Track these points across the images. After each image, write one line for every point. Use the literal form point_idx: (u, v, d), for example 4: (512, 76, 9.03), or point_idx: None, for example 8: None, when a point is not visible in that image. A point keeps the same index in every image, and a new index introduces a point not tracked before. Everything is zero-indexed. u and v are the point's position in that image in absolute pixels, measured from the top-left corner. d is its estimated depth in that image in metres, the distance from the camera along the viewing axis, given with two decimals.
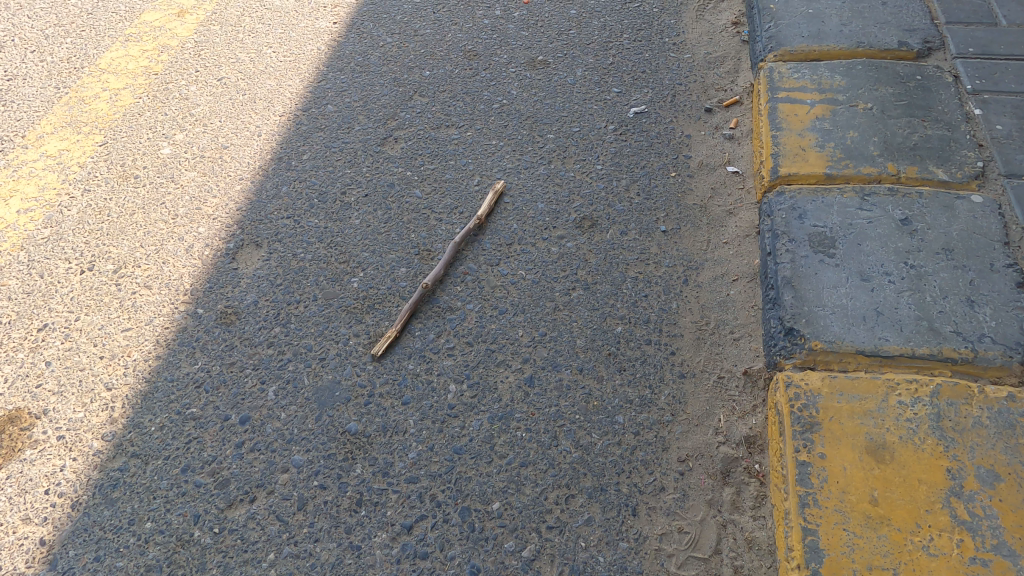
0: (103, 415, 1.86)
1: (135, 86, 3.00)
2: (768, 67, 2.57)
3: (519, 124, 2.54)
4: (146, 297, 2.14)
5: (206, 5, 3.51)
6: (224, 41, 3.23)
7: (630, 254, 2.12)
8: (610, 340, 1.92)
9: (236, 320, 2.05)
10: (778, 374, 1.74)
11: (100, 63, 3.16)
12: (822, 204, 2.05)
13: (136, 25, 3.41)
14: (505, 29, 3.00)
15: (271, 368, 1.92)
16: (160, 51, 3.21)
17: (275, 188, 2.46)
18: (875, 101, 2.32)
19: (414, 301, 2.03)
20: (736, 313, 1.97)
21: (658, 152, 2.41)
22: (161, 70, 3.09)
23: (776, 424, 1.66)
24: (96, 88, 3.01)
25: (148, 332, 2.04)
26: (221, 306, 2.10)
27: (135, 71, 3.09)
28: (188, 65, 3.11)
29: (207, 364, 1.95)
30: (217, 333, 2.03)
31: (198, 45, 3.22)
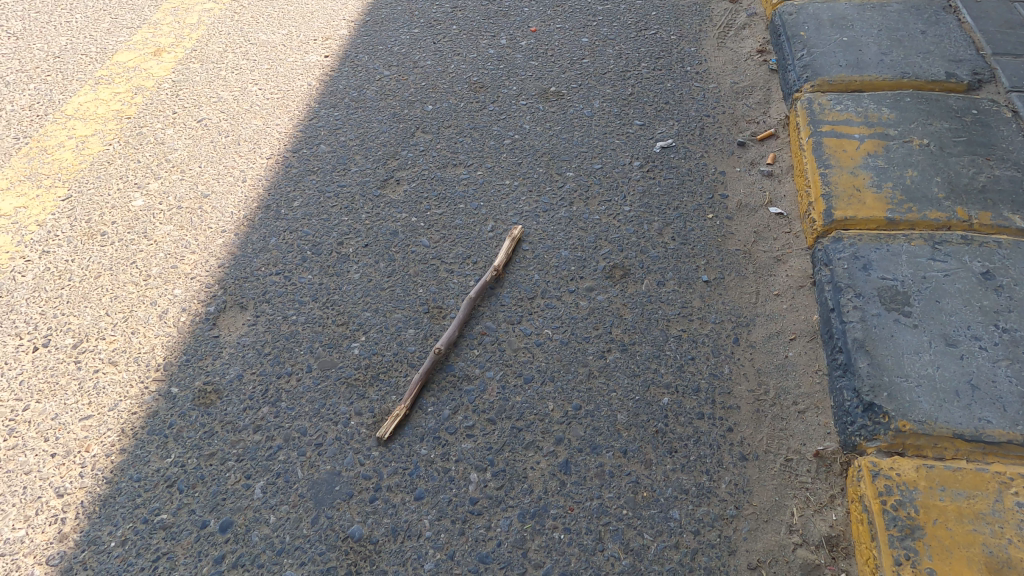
0: (50, 531, 1.57)
1: (104, 132, 2.79)
2: (805, 97, 2.35)
3: (535, 161, 2.30)
4: (111, 375, 1.89)
5: (185, 43, 3.30)
6: (205, 79, 3.01)
7: (671, 308, 1.86)
8: (657, 415, 1.64)
9: (216, 400, 1.81)
10: (862, 460, 1.49)
11: (66, 109, 2.97)
12: (888, 254, 1.82)
13: (108, 67, 3.21)
14: (513, 59, 2.77)
15: (259, 459, 1.66)
16: (134, 92, 3.00)
17: (263, 240, 2.23)
18: (931, 136, 2.12)
19: (425, 369, 1.76)
20: (798, 380, 1.71)
21: (690, 191, 2.17)
22: (134, 113, 2.88)
23: (865, 525, 1.40)
24: (61, 136, 2.81)
25: (110, 420, 1.78)
26: (200, 381, 1.86)
27: (105, 116, 2.89)
28: (165, 107, 2.89)
29: (183, 454, 1.70)
30: (194, 417, 1.78)
31: (177, 84, 3.01)
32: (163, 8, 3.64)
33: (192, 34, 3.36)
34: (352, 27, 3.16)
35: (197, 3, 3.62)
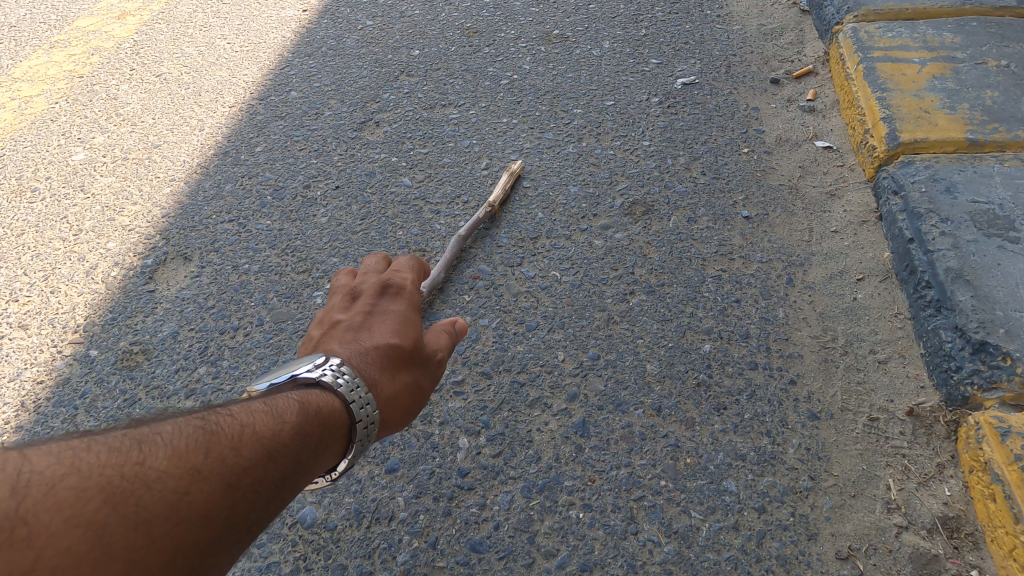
0: None
1: (52, 92, 2.47)
2: (849, 28, 2.05)
3: (537, 98, 1.98)
4: (20, 340, 1.52)
5: (152, 7, 3.00)
6: (169, 38, 2.71)
7: (706, 246, 1.51)
8: (698, 365, 1.28)
9: (143, 362, 1.45)
10: (981, 417, 1.14)
11: (14, 73, 2.65)
12: (975, 177, 1.49)
13: (66, 33, 2.90)
14: (511, 6, 2.48)
15: None
16: (91, 53, 2.69)
17: (217, 188, 1.89)
18: (1008, 58, 1.81)
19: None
20: (874, 324, 1.36)
21: (719, 125, 1.85)
22: (87, 72, 2.56)
23: (999, 502, 1.04)
24: (3, 99, 2.49)
25: (10, 393, 1.42)
26: (127, 341, 1.50)
27: (54, 77, 2.57)
28: (121, 65, 2.57)
29: (94, 428, 1.33)
30: (114, 382, 1.42)
31: (137, 44, 2.70)
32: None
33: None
34: None
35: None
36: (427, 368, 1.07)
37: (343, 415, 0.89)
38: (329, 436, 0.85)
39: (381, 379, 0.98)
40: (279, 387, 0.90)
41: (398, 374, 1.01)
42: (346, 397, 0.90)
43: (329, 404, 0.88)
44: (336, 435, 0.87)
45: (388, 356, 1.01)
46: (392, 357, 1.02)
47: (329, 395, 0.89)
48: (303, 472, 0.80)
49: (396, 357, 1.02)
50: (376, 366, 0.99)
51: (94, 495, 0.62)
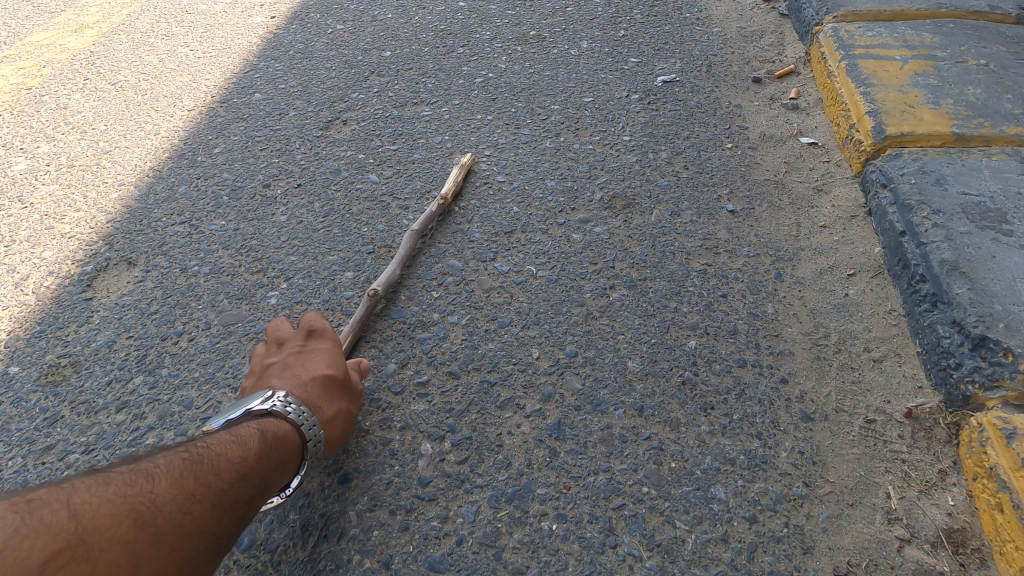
0: None
1: None
2: (829, 28, 2.01)
3: (512, 96, 1.90)
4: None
5: (113, 18, 2.91)
6: (128, 47, 2.62)
7: (690, 241, 1.42)
8: (682, 363, 1.18)
9: (69, 376, 1.32)
10: (984, 417, 1.05)
11: None
12: (966, 169, 1.43)
13: (20, 45, 2.80)
14: (486, 9, 2.42)
15: (116, 446, 1.19)
16: (45, 65, 2.59)
17: (169, 190, 1.78)
18: (989, 58, 1.77)
19: (361, 315, 1.26)
20: (867, 321, 1.27)
21: (702, 122, 1.78)
22: (38, 83, 2.45)
23: (1010, 511, 0.95)
24: None
25: None
26: (54, 355, 1.37)
27: (3, 88, 2.46)
28: (75, 75, 2.47)
29: (3, 454, 1.20)
30: (34, 401, 1.29)
31: (94, 54, 2.60)
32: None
33: (122, 11, 2.97)
34: None
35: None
36: (353, 395, 1.09)
37: (294, 443, 0.94)
38: (285, 458, 0.91)
39: (320, 408, 1.01)
40: (233, 421, 0.94)
41: (333, 401, 1.04)
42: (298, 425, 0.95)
43: (281, 431, 0.93)
44: (289, 460, 0.92)
45: (323, 387, 1.04)
46: (326, 387, 1.05)
47: (280, 424, 0.94)
48: (270, 489, 0.87)
49: (331, 386, 1.05)
50: (313, 397, 1.02)
51: (118, 524, 0.70)
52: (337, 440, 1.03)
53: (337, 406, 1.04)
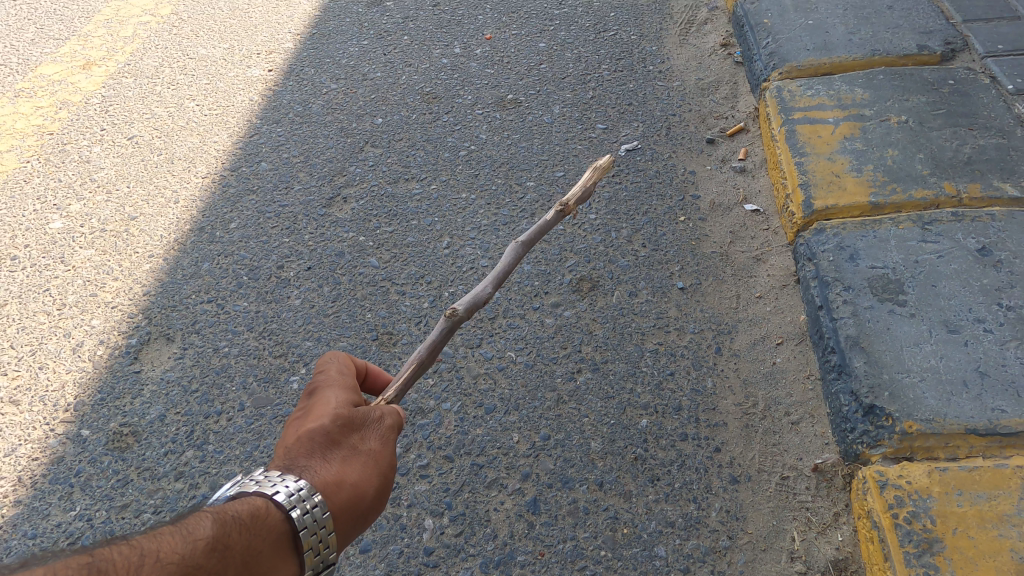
0: None
1: (23, 148, 2.24)
2: (774, 86, 2.22)
3: (493, 172, 2.14)
4: (10, 417, 1.54)
5: (118, 56, 2.64)
6: (138, 94, 2.45)
7: (645, 321, 1.70)
8: (635, 439, 1.46)
9: (134, 444, 1.50)
10: (866, 470, 1.30)
11: None
12: (876, 241, 1.65)
13: (30, 79, 2.54)
14: (468, 68, 2.58)
15: (179, 511, 1.39)
16: (60, 107, 2.40)
17: (195, 265, 1.86)
18: (908, 113, 1.96)
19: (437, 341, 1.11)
20: (789, 388, 1.54)
21: (659, 194, 2.04)
22: (59, 128, 2.31)
23: (875, 544, 1.22)
24: None
25: (8, 468, 1.46)
26: (116, 423, 1.54)
27: (24, 130, 2.31)
28: (92, 123, 2.33)
29: (89, 506, 1.41)
30: (106, 462, 1.47)
31: (107, 99, 2.43)
32: (94, 17, 2.86)
33: (128, 47, 2.69)
34: (298, 39, 2.73)
35: (134, 13, 2.88)
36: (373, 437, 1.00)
37: (276, 521, 0.87)
38: (263, 546, 0.86)
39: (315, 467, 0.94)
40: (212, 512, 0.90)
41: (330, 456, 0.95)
42: (282, 503, 0.88)
43: (256, 509, 0.87)
44: (259, 543, 0.86)
45: (312, 441, 0.96)
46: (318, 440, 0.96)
47: (249, 504, 0.88)
48: (247, 568, 0.84)
49: (328, 440, 0.96)
50: (306, 456, 0.94)
51: None
52: (359, 496, 0.95)
53: (342, 458, 0.96)
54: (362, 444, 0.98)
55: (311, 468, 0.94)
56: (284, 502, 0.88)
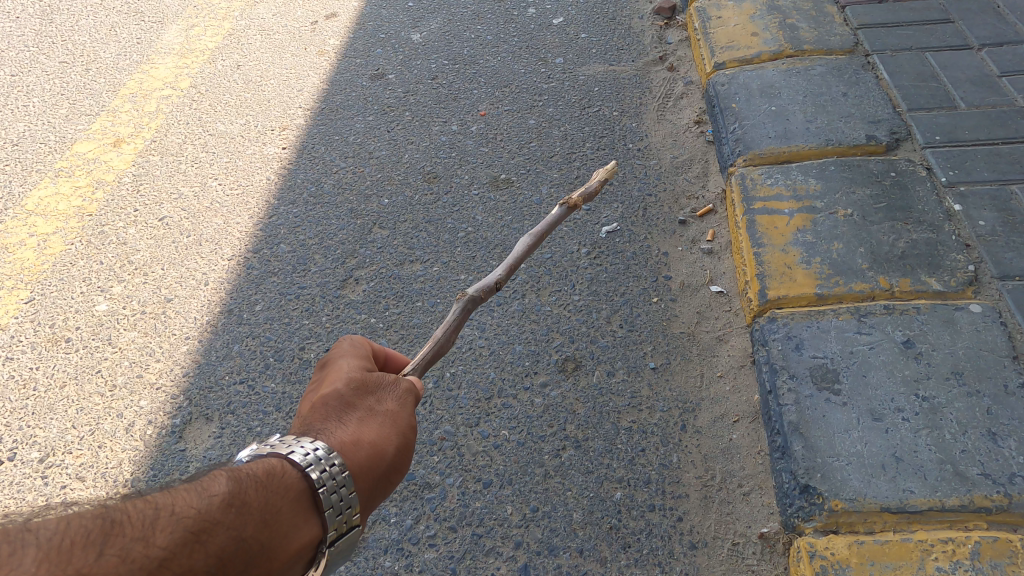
0: None
1: (66, 228, 2.49)
2: (739, 172, 2.49)
3: (488, 253, 2.40)
4: (77, 492, 1.78)
5: (145, 133, 2.88)
6: (166, 173, 2.69)
7: (621, 399, 1.97)
8: (610, 510, 1.73)
9: None
10: (799, 541, 1.57)
11: (27, 203, 2.60)
12: (818, 331, 1.93)
13: (67, 157, 2.78)
14: (464, 146, 2.84)
15: None
16: (96, 186, 2.65)
17: (226, 347, 2.11)
18: (854, 206, 2.24)
19: (453, 318, 1.46)
20: (742, 462, 1.81)
21: (635, 275, 2.31)
22: (96, 209, 2.56)
23: None
24: (21, 233, 2.49)
25: None
26: None
27: (66, 211, 2.55)
28: (126, 203, 2.58)
29: None
30: None
31: (138, 178, 2.67)
32: (120, 90, 3.10)
33: (153, 122, 2.93)
34: (309, 116, 2.96)
35: (156, 87, 3.11)
36: (384, 402, 1.21)
37: (294, 478, 1.03)
38: (279, 504, 0.99)
39: (334, 429, 1.14)
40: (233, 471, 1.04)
41: (347, 419, 1.16)
42: (299, 463, 1.04)
43: (273, 470, 1.02)
44: (279, 504, 1.00)
45: (332, 407, 1.17)
46: (337, 406, 1.18)
47: (270, 463, 1.03)
48: (266, 524, 0.97)
49: (345, 404, 1.18)
50: (327, 418, 1.16)
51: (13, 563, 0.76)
52: (374, 452, 1.14)
53: (358, 421, 1.17)
54: (378, 405, 1.19)
55: (330, 429, 1.14)
56: (301, 461, 1.04)
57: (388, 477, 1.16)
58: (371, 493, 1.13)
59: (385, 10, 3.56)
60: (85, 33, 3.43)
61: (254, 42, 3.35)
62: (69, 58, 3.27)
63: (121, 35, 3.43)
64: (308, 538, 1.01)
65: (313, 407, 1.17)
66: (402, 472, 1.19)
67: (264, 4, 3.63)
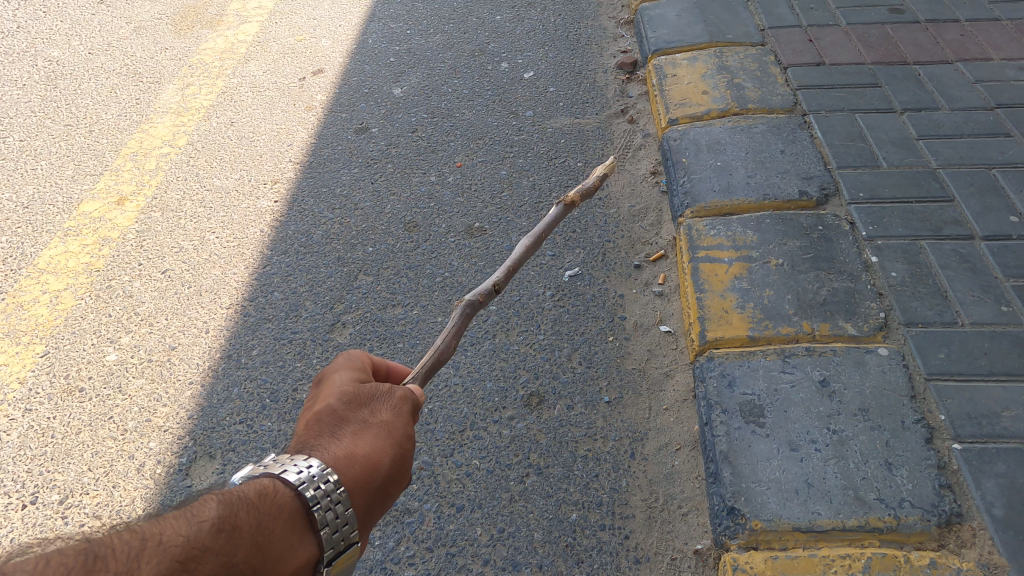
0: None
1: (76, 284, 2.72)
2: (687, 223, 2.79)
3: (463, 296, 2.67)
4: (95, 529, 1.98)
5: (147, 190, 3.13)
6: (167, 228, 2.94)
7: (578, 430, 2.23)
8: (567, 530, 1.98)
9: None
10: (725, 556, 1.84)
11: (39, 262, 2.82)
12: (749, 370, 2.21)
13: (75, 217, 3.01)
14: (442, 196, 3.12)
15: None
16: (102, 243, 2.89)
17: (226, 390, 2.35)
18: (784, 256, 2.54)
19: (454, 322, 1.65)
20: (682, 486, 2.07)
21: (594, 316, 2.59)
22: (104, 265, 2.79)
23: None
24: (35, 290, 2.71)
25: None
26: None
27: (76, 268, 2.79)
28: (132, 258, 2.82)
29: None
30: None
31: (142, 234, 2.92)
32: (123, 150, 3.35)
33: (154, 179, 3.18)
34: (299, 169, 3.22)
35: (156, 145, 3.36)
36: (378, 415, 1.35)
37: (288, 499, 1.15)
38: (271, 526, 1.11)
39: (330, 443, 1.29)
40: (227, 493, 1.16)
41: (343, 433, 1.31)
42: (294, 484, 1.16)
43: (267, 493, 1.14)
44: (273, 526, 1.12)
45: (328, 422, 1.32)
46: (332, 421, 1.33)
47: (264, 486, 1.15)
48: (257, 548, 1.08)
49: (342, 420, 1.33)
50: (326, 433, 1.30)
51: None
52: (368, 464, 1.28)
53: (352, 435, 1.31)
54: (371, 420, 1.34)
55: (326, 445, 1.28)
56: (298, 483, 1.17)
57: (383, 485, 1.29)
58: (368, 502, 1.26)
59: (368, 66, 3.87)
60: (87, 95, 3.68)
61: (247, 99, 3.63)
62: (73, 120, 3.52)
63: (121, 96, 3.69)
64: (303, 552, 1.14)
65: (312, 424, 1.32)
66: (397, 479, 1.32)
67: (255, 62, 3.91)
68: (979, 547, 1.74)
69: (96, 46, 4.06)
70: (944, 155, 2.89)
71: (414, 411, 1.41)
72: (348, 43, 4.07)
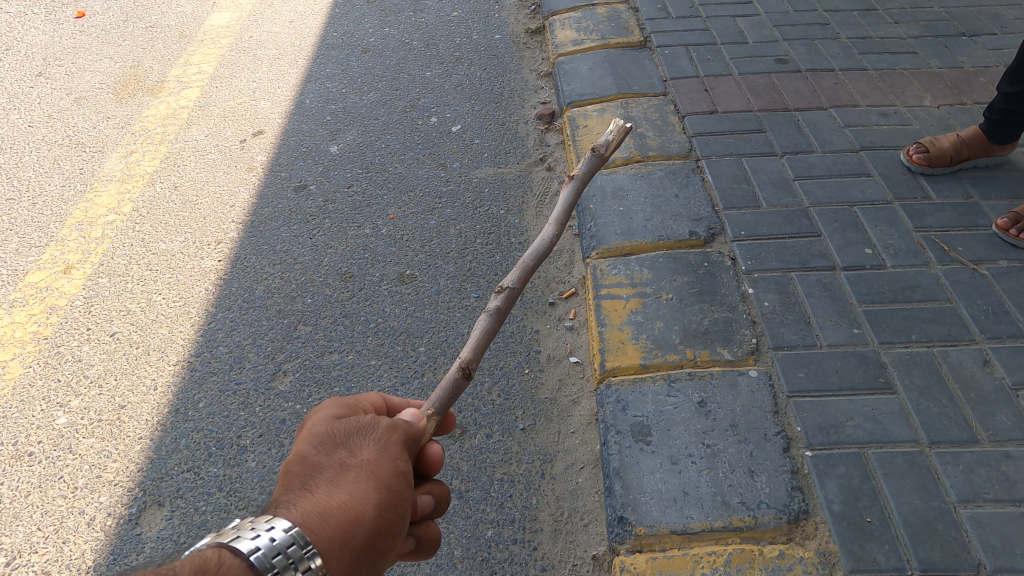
0: None
1: (23, 354, 2.92)
2: (593, 263, 3.14)
3: (394, 339, 2.95)
4: None
5: (92, 257, 3.35)
6: (114, 293, 3.17)
7: (495, 456, 2.53)
8: (483, 546, 2.27)
9: None
10: (616, 560, 2.14)
11: None
12: (640, 395, 2.55)
13: (20, 288, 3.22)
14: (375, 247, 3.41)
15: None
16: (49, 312, 3.10)
17: (173, 442, 2.58)
18: (674, 291, 2.90)
19: (481, 330, 1.55)
20: (584, 500, 2.38)
21: (513, 351, 2.90)
22: (51, 332, 3.00)
23: None
24: None
25: None
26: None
27: (23, 338, 2.99)
28: (79, 324, 3.04)
29: None
30: None
31: (89, 301, 3.14)
32: (67, 221, 3.56)
33: (100, 247, 3.40)
34: (240, 229, 3.49)
35: (101, 214, 3.59)
36: (357, 459, 1.40)
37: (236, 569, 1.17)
38: None
39: (308, 495, 1.36)
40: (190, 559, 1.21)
41: (321, 484, 1.38)
42: (246, 554, 1.18)
43: (213, 565, 1.16)
44: None
45: (306, 474, 1.39)
46: (310, 471, 1.40)
47: (215, 560, 1.17)
48: None
49: (321, 470, 1.40)
50: (307, 484, 1.38)
51: None
52: (343, 514, 1.32)
53: (329, 484, 1.37)
54: (350, 466, 1.39)
55: (302, 498, 1.35)
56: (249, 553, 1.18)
57: (366, 535, 1.33)
58: (350, 553, 1.31)
59: (306, 126, 4.19)
60: (30, 168, 3.89)
61: (189, 164, 3.90)
62: (16, 194, 3.72)
63: (64, 167, 3.91)
64: None
65: (294, 476, 1.40)
66: (385, 522, 1.36)
67: (197, 127, 4.18)
68: (819, 538, 2.10)
69: (38, 119, 4.27)
70: (814, 195, 3.34)
71: (405, 444, 1.44)
72: (286, 104, 4.37)
